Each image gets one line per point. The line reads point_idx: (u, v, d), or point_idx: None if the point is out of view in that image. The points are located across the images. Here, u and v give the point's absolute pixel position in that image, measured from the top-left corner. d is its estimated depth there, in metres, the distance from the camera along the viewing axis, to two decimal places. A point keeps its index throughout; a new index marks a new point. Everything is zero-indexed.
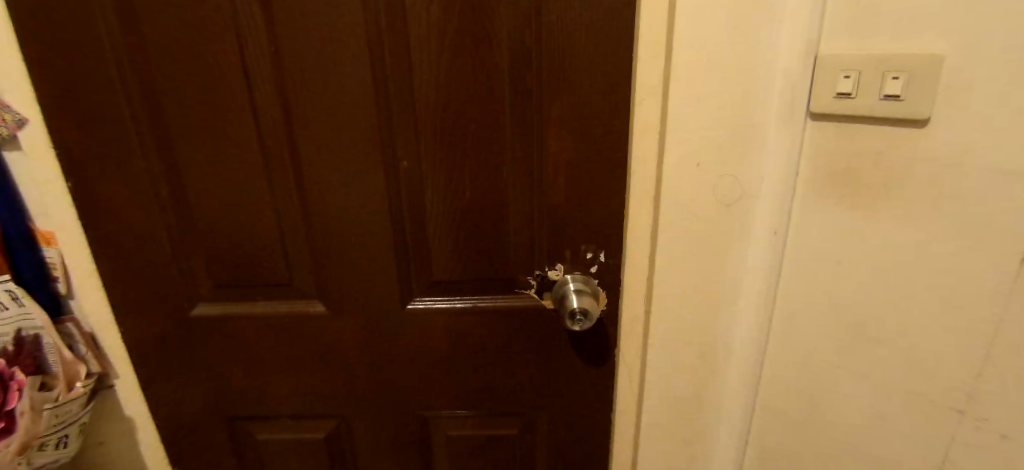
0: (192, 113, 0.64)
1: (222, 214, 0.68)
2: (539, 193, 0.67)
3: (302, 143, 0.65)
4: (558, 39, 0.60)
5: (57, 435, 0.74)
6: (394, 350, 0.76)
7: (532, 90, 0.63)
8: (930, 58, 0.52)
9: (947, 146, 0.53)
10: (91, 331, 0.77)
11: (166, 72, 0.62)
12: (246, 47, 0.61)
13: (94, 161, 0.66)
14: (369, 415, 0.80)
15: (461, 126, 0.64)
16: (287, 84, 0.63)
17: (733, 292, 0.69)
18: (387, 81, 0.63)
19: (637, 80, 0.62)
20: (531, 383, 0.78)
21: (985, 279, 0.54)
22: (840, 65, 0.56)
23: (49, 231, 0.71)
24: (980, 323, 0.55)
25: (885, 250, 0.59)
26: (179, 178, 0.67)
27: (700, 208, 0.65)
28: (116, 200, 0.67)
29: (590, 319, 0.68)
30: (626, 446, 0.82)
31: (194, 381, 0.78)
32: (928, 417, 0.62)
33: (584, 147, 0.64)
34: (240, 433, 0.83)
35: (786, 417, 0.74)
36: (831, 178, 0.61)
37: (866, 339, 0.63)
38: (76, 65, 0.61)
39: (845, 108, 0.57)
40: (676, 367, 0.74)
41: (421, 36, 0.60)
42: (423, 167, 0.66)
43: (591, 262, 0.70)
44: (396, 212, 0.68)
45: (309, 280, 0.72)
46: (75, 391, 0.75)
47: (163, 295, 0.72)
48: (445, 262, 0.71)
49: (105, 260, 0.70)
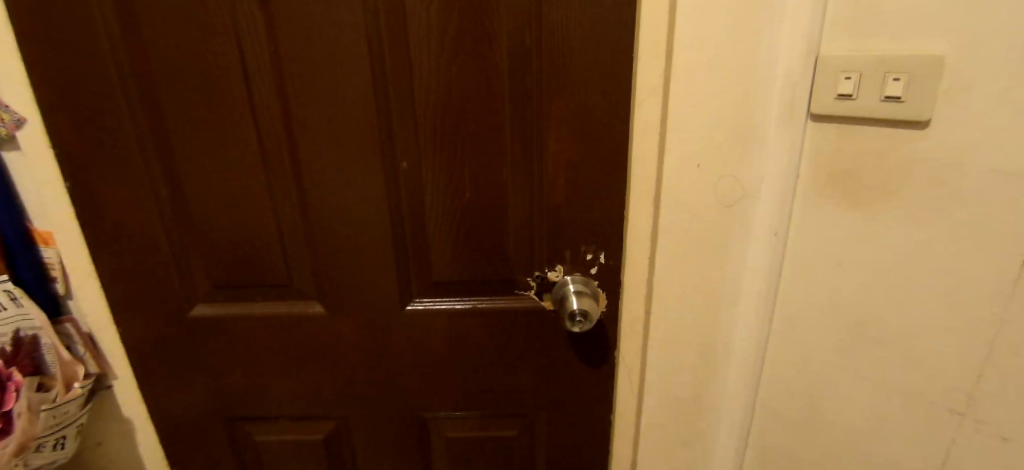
0: (191, 113, 0.64)
1: (222, 214, 0.68)
2: (540, 194, 0.67)
3: (301, 143, 0.65)
4: (558, 40, 0.60)
5: (55, 436, 0.73)
6: (394, 351, 0.76)
7: (532, 90, 0.62)
8: (931, 59, 0.52)
9: (948, 147, 0.53)
10: (89, 331, 0.77)
11: (165, 71, 0.62)
12: (246, 47, 0.61)
13: (92, 161, 0.65)
14: (368, 416, 0.80)
15: (461, 125, 0.64)
16: (286, 84, 0.62)
17: (734, 292, 0.69)
18: (386, 81, 0.62)
19: (637, 81, 0.62)
20: (531, 385, 0.77)
21: (986, 280, 0.54)
22: (841, 66, 0.56)
23: (47, 231, 0.71)
24: (980, 324, 0.55)
25: (886, 252, 0.59)
26: (178, 178, 0.67)
27: (700, 208, 0.65)
28: (114, 200, 0.67)
29: (590, 320, 0.68)
30: (626, 447, 0.82)
31: (192, 382, 0.78)
32: (928, 419, 0.61)
33: (584, 147, 0.64)
34: (238, 434, 0.82)
35: (786, 419, 0.73)
36: (832, 178, 0.61)
37: (866, 340, 0.63)
38: (76, 64, 0.61)
39: (845, 110, 0.57)
40: (676, 367, 0.74)
41: (421, 35, 0.60)
42: (423, 167, 0.66)
43: (591, 264, 0.70)
44: (395, 212, 0.68)
45: (309, 280, 0.72)
46: (73, 392, 0.74)
47: (162, 296, 0.72)
48: (445, 262, 0.71)
49: (104, 260, 0.70)
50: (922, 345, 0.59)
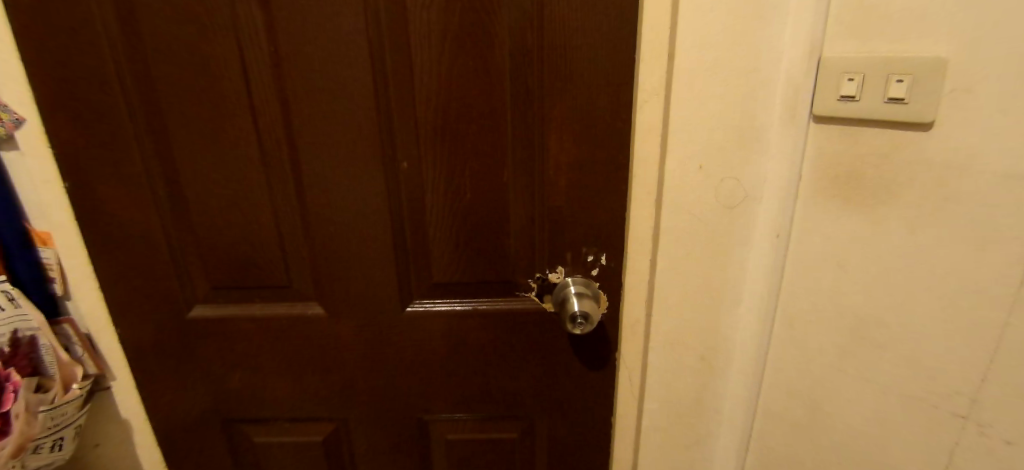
0: (191, 113, 0.63)
1: (221, 214, 0.68)
2: (540, 195, 0.67)
3: (301, 144, 0.64)
4: (560, 41, 0.60)
5: (52, 437, 0.72)
6: (393, 353, 0.75)
7: (533, 90, 0.62)
8: (934, 61, 0.51)
9: (952, 149, 0.52)
10: (87, 332, 0.76)
11: (164, 71, 0.62)
12: (246, 47, 0.61)
13: (92, 161, 0.65)
14: (368, 418, 0.80)
15: (461, 126, 0.63)
16: (286, 84, 0.62)
17: (735, 293, 0.69)
18: (387, 81, 0.62)
19: (637, 84, 0.61)
20: (531, 387, 0.77)
21: (991, 285, 0.53)
22: (845, 68, 0.56)
23: (45, 231, 0.70)
24: (982, 327, 0.54)
25: (889, 255, 0.58)
26: (177, 178, 0.66)
27: (702, 210, 0.64)
28: (113, 200, 0.67)
29: (591, 322, 0.67)
30: (626, 450, 0.81)
31: (191, 383, 0.77)
32: (932, 427, 0.60)
33: (585, 148, 0.64)
34: (237, 436, 0.82)
35: (788, 422, 0.73)
36: (834, 180, 0.60)
37: (869, 344, 0.62)
38: (75, 64, 0.61)
39: (849, 111, 0.57)
40: (677, 369, 0.73)
41: (422, 36, 0.60)
42: (423, 168, 0.65)
43: (591, 265, 0.69)
44: (395, 212, 0.68)
45: (308, 281, 0.72)
46: (71, 393, 0.74)
47: (161, 297, 0.72)
48: (445, 264, 0.70)
49: (103, 261, 0.70)
50: (923, 349, 0.58)
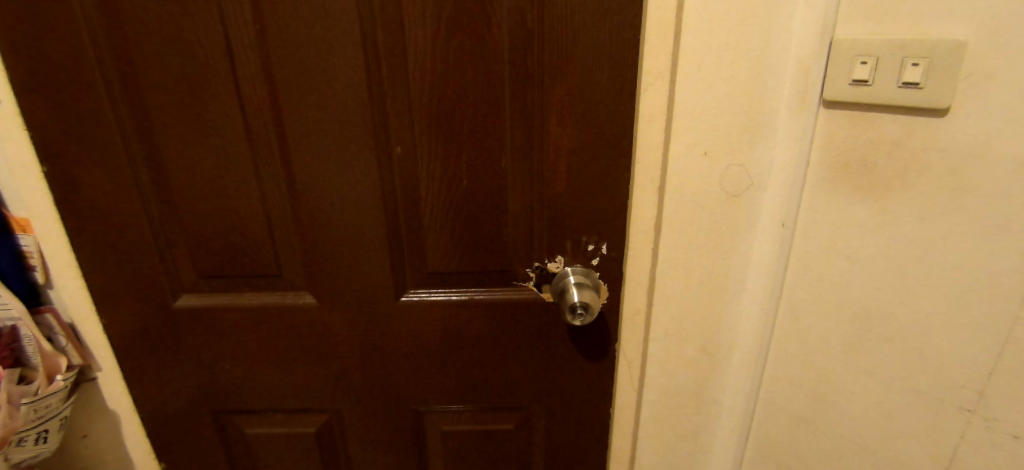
0: (172, 94, 0.60)
1: (207, 200, 0.65)
2: (540, 181, 0.64)
3: (289, 125, 0.62)
4: (562, 21, 0.57)
5: (36, 430, 0.71)
6: (389, 344, 0.74)
7: (533, 71, 0.59)
8: (951, 44, 0.49)
9: (968, 137, 0.50)
10: (70, 323, 0.73)
11: (144, 49, 0.58)
12: (229, 23, 0.57)
13: (71, 145, 0.62)
14: (362, 410, 0.78)
15: (457, 108, 0.61)
16: (274, 64, 0.59)
17: (738, 283, 0.68)
18: (379, 61, 0.59)
19: (642, 65, 0.59)
20: (529, 377, 0.76)
21: (1003, 276, 0.51)
22: (858, 50, 0.54)
23: (24, 218, 0.67)
24: (991, 320, 0.53)
25: (900, 247, 0.57)
26: (159, 162, 0.63)
27: (705, 198, 0.63)
28: (95, 187, 0.64)
29: (591, 313, 0.65)
30: (625, 443, 0.81)
31: (180, 374, 0.75)
32: (935, 416, 0.59)
33: (586, 134, 0.61)
34: (229, 427, 0.80)
35: (788, 413, 0.72)
36: (845, 168, 0.58)
37: (874, 335, 0.61)
38: (49, 42, 0.58)
39: (861, 95, 0.54)
40: (677, 360, 0.72)
41: (415, 15, 0.57)
42: (419, 154, 0.63)
43: (592, 255, 0.68)
44: (389, 199, 0.65)
45: (299, 270, 0.70)
46: (55, 385, 0.72)
47: (147, 286, 0.70)
48: (441, 253, 0.68)
49: (84, 250, 0.67)
50: (930, 341, 0.57)
